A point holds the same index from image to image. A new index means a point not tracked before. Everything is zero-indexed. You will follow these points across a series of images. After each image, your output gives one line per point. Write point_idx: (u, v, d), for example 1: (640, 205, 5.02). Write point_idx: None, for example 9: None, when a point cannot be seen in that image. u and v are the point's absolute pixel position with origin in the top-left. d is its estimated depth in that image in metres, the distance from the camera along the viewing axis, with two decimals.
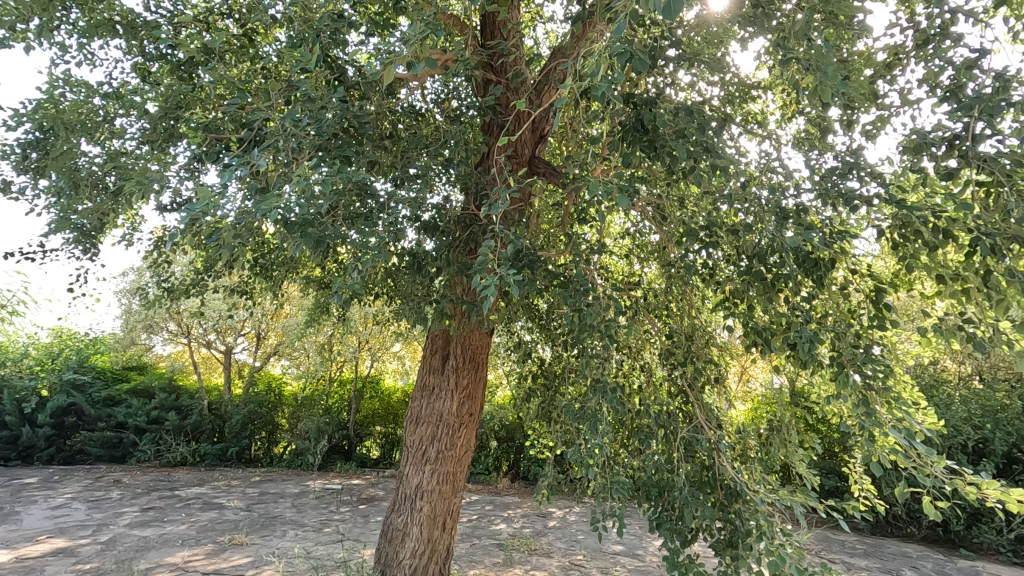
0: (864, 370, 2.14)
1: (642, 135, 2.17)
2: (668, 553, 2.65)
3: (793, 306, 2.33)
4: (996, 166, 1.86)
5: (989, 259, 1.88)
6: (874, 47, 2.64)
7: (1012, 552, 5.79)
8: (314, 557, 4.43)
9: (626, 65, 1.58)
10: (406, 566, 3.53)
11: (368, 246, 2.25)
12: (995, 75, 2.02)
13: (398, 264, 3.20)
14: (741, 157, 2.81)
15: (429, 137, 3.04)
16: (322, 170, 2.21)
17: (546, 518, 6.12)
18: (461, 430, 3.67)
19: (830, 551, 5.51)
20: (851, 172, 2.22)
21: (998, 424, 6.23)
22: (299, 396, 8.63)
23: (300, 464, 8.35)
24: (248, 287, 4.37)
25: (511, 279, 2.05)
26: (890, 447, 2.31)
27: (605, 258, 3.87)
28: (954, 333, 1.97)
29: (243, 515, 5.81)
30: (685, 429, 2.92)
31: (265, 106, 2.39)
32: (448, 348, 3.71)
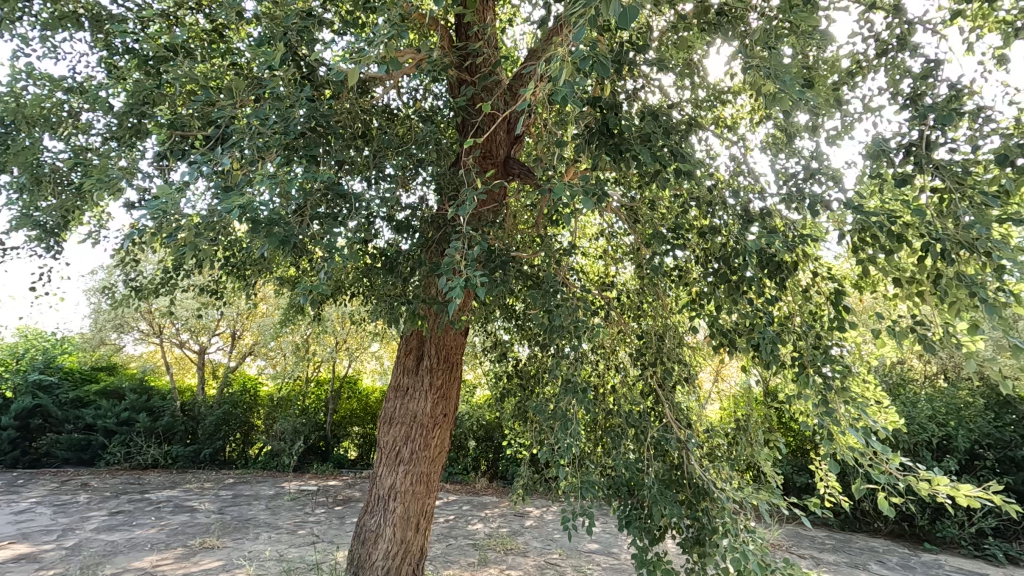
0: (823, 370, 2.21)
1: (608, 139, 2.17)
2: (637, 551, 2.70)
3: (757, 308, 2.38)
4: (948, 174, 1.94)
5: (940, 263, 1.95)
6: (840, 53, 2.70)
7: (973, 545, 5.99)
8: (286, 560, 4.38)
9: (590, 70, 1.59)
10: (379, 568, 3.51)
11: (337, 247, 2.25)
12: (949, 85, 2.10)
13: (372, 264, 3.19)
14: (710, 160, 2.86)
15: (402, 136, 3.03)
16: (291, 170, 2.20)
17: (522, 518, 6.14)
18: (435, 430, 3.66)
19: (800, 547, 5.63)
20: (814, 177, 2.28)
21: (961, 421, 6.40)
22: (275, 397, 8.50)
23: (275, 465, 8.25)
24: (220, 286, 4.30)
25: (478, 279, 2.05)
26: (849, 446, 2.38)
27: (580, 259, 3.90)
28: (907, 334, 2.04)
29: (215, 518, 5.71)
30: (656, 429, 2.95)
31: (230, 104, 2.36)
32: (423, 349, 3.71)
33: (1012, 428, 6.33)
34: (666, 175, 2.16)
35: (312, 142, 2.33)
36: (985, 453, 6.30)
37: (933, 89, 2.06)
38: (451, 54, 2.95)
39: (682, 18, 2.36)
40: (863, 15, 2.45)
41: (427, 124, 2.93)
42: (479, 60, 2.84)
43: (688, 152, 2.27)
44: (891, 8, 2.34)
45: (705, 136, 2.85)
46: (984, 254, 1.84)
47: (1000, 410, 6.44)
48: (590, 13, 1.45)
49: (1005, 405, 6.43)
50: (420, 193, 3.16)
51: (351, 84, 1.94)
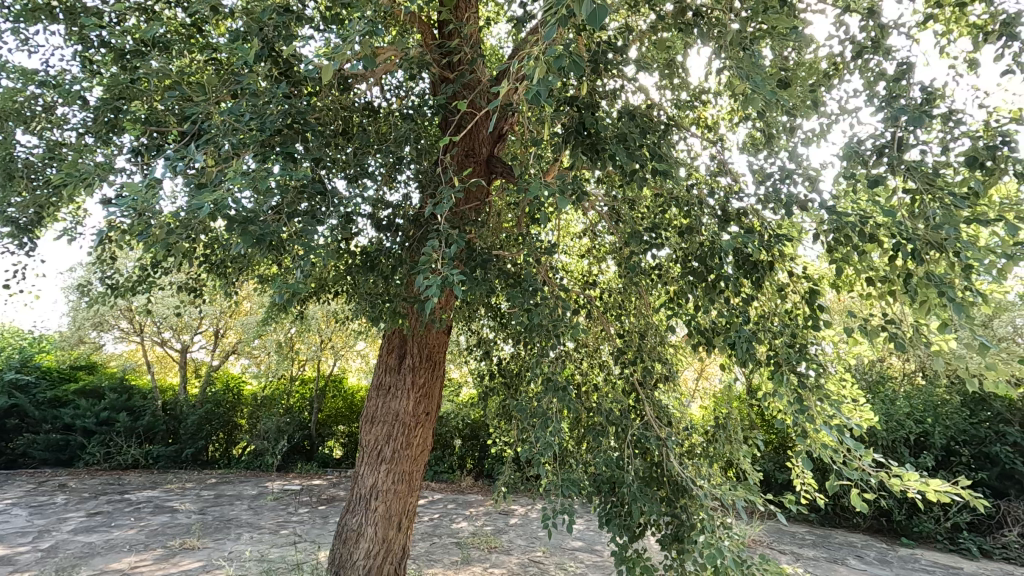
0: (798, 369, 2.24)
1: (584, 138, 2.17)
2: (616, 548, 2.72)
3: (734, 307, 2.40)
4: (919, 175, 1.98)
5: (910, 264, 1.99)
6: (818, 55, 2.74)
7: (949, 539, 6.12)
8: (267, 560, 4.35)
9: (563, 69, 1.58)
10: (360, 567, 3.49)
11: (312, 244, 2.22)
12: (922, 87, 2.12)
13: (353, 262, 3.17)
14: (690, 160, 2.89)
15: (382, 133, 3.00)
16: (266, 168, 2.17)
17: (507, 516, 6.16)
18: (417, 429, 3.65)
19: (780, 542, 5.70)
20: (790, 178, 2.30)
21: (938, 418, 6.52)
22: (258, 396, 8.40)
23: (259, 465, 8.19)
24: (201, 284, 4.24)
25: (456, 278, 2.04)
26: (822, 443, 2.41)
27: (564, 258, 3.92)
28: (878, 333, 2.08)
29: (196, 518, 5.64)
30: (636, 426, 2.97)
31: (204, 100, 2.32)
32: (405, 347, 3.69)
33: (987, 425, 6.45)
34: (643, 175, 2.17)
35: (288, 139, 2.30)
36: (961, 449, 6.42)
37: (905, 91, 2.10)
38: (433, 52, 2.95)
39: (661, 18, 2.38)
40: (838, 19, 2.49)
41: (407, 121, 2.92)
42: (461, 57, 2.83)
43: (666, 152, 2.30)
44: (864, 12, 2.38)
45: (685, 136, 2.88)
46: (952, 254, 1.88)
47: (975, 407, 6.56)
48: (562, 12, 1.46)
49: (981, 402, 6.55)
50: (402, 191, 3.15)
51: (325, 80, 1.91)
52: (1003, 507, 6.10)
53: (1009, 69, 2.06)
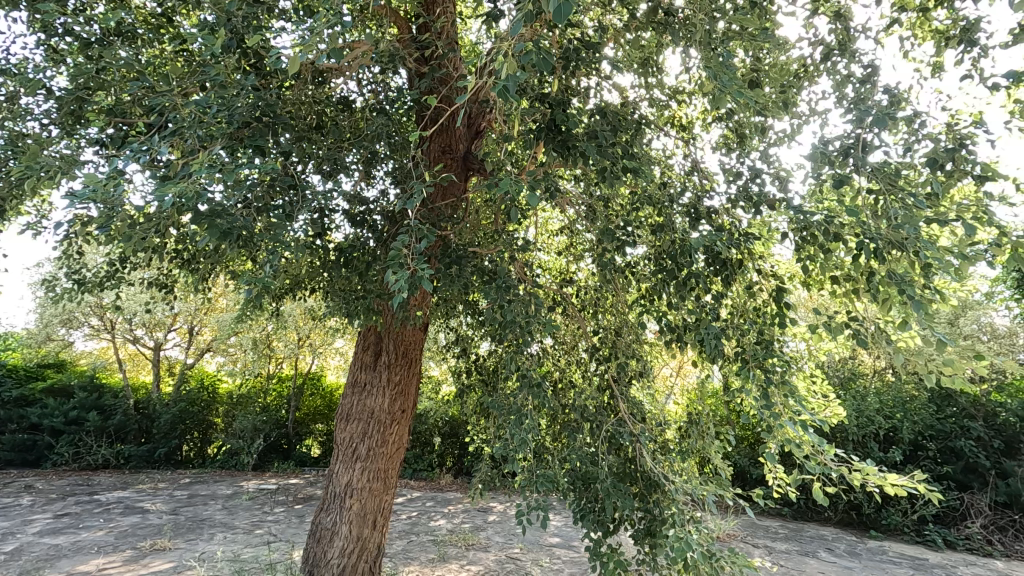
0: (765, 366, 2.28)
1: (556, 135, 2.17)
2: (590, 544, 2.75)
3: (704, 305, 2.44)
4: (882, 175, 2.03)
5: (873, 263, 2.05)
6: (791, 57, 2.77)
7: (915, 531, 6.29)
8: (240, 560, 4.29)
9: (533, 65, 1.57)
10: (334, 566, 3.47)
11: (281, 239, 2.19)
12: (887, 90, 2.18)
13: (327, 258, 3.14)
14: (664, 159, 2.92)
15: (356, 128, 2.97)
16: (233, 162, 2.14)
17: (485, 513, 6.16)
18: (393, 427, 3.63)
19: (754, 537, 5.79)
20: (759, 177, 2.34)
21: (906, 413, 6.69)
22: (234, 394, 8.23)
23: (234, 464, 8.07)
24: (172, 280, 4.14)
25: (426, 274, 2.03)
26: (788, 438, 2.46)
27: (541, 256, 3.92)
28: (841, 329, 2.13)
29: (168, 518, 5.54)
30: (610, 423, 2.99)
31: (169, 91, 2.26)
32: (381, 344, 3.67)
33: (953, 420, 6.65)
34: (615, 172, 2.18)
35: (258, 133, 2.26)
36: (928, 444, 6.60)
37: (869, 94, 2.15)
38: (407, 46, 2.92)
39: (634, 17, 2.40)
40: (807, 21, 2.55)
41: (381, 116, 2.89)
42: (437, 54, 2.83)
43: (639, 151, 2.32)
44: (832, 15, 2.44)
45: (661, 135, 2.91)
46: (912, 253, 1.94)
47: (942, 403, 6.75)
48: (530, 8, 1.46)
49: (946, 398, 6.75)
50: (378, 187, 3.11)
51: (293, 74, 1.82)
52: (966, 499, 6.31)
53: (969, 75, 2.13)
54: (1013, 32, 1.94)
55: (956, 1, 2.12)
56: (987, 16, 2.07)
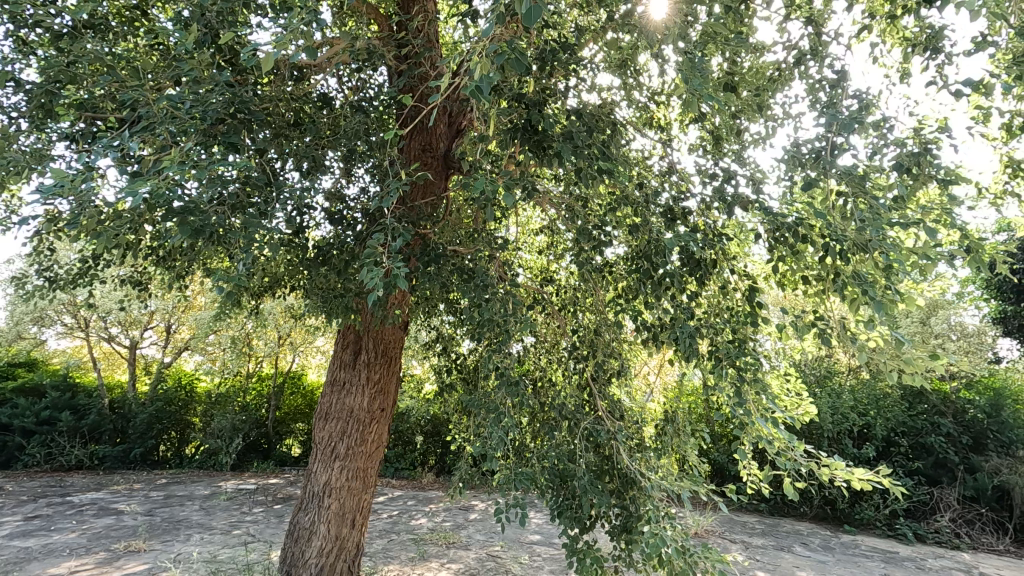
0: (737, 364, 2.32)
1: (532, 135, 2.19)
2: (567, 540, 2.77)
3: (679, 304, 2.48)
4: (850, 178, 2.08)
5: (839, 264, 2.11)
6: (766, 62, 2.82)
7: (887, 525, 6.44)
8: (216, 561, 4.25)
9: (505, 64, 1.59)
10: (312, 566, 3.45)
11: (254, 236, 2.16)
12: (857, 95, 2.24)
13: (304, 256, 3.12)
14: (643, 160, 2.96)
15: (333, 124, 2.94)
16: (206, 158, 2.11)
17: (467, 511, 6.17)
18: (372, 426, 3.62)
19: (732, 532, 5.88)
20: (734, 178, 2.38)
21: (879, 410, 6.85)
22: (212, 393, 8.08)
23: (212, 464, 7.95)
24: (147, 278, 4.07)
25: (401, 272, 2.03)
26: (759, 434, 2.52)
27: (522, 255, 3.94)
28: (809, 327, 2.20)
29: (143, 520, 5.45)
30: (588, 420, 3.01)
31: (140, 86, 2.22)
32: (360, 343, 3.65)
33: (924, 416, 6.84)
34: (590, 173, 2.20)
35: (232, 129, 2.24)
36: (900, 440, 6.76)
37: (840, 98, 2.19)
38: (386, 44, 2.90)
39: (612, 18, 2.43)
40: (782, 26, 2.61)
41: (359, 114, 2.87)
42: (415, 51, 2.82)
43: (615, 152, 2.35)
44: (805, 21, 2.49)
45: (640, 136, 2.95)
46: (876, 254, 2.00)
47: (913, 400, 6.94)
48: (503, 11, 1.49)
49: (918, 395, 6.93)
50: (359, 185, 3.09)
51: (266, 73, 1.75)
52: (935, 494, 6.47)
53: (934, 81, 2.19)
54: (976, 40, 2.00)
55: (923, 10, 2.18)
56: (951, 25, 2.14)
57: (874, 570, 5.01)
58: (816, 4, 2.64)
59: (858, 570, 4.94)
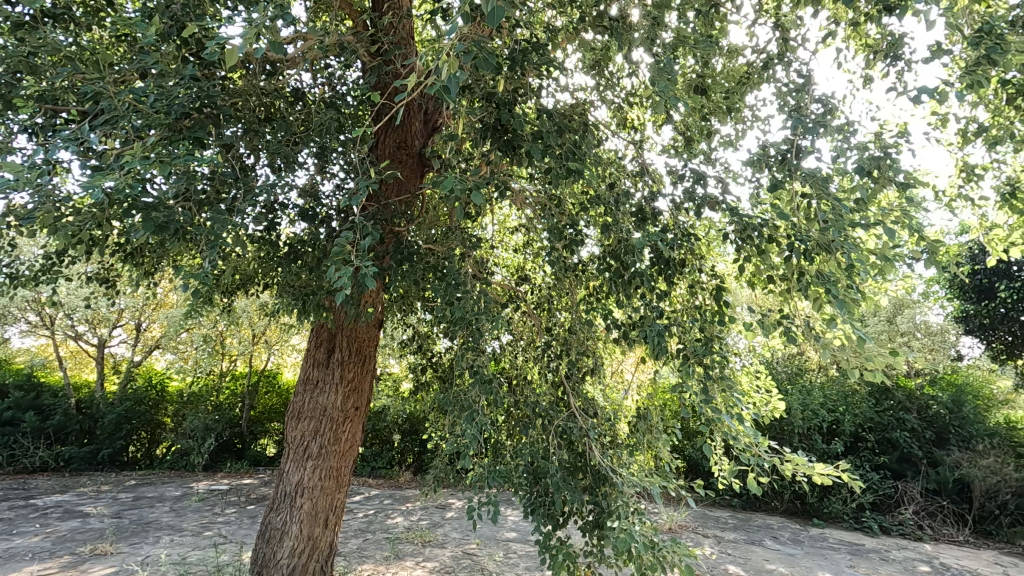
0: (704, 361, 2.37)
1: (502, 134, 2.19)
2: (540, 537, 2.79)
3: (647, 302, 2.51)
4: (813, 180, 2.14)
5: (802, 265, 2.16)
6: (737, 66, 2.87)
7: (854, 518, 6.62)
8: (186, 563, 4.17)
9: (472, 63, 1.59)
10: (283, 567, 3.42)
11: (221, 233, 2.12)
12: (822, 99, 2.29)
13: (276, 254, 3.09)
14: (617, 160, 2.99)
15: (305, 120, 2.90)
16: (170, 152, 2.06)
17: (444, 510, 6.16)
18: (345, 424, 3.59)
19: (705, 527, 5.98)
20: (704, 179, 2.41)
21: (848, 407, 7.03)
22: (184, 393, 7.91)
23: (184, 465, 7.80)
24: (114, 274, 3.97)
25: (370, 270, 2.02)
26: (726, 431, 2.57)
27: (498, 254, 3.94)
28: (773, 325, 2.25)
29: (110, 522, 5.32)
30: (562, 417, 3.03)
31: (101, 78, 2.17)
32: (333, 342, 3.61)
33: (890, 412, 7.04)
34: (560, 172, 2.22)
35: (198, 124, 2.20)
36: (867, 435, 6.96)
37: (805, 103, 2.25)
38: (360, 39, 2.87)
39: (584, 18, 2.46)
40: (750, 30, 2.68)
41: (330, 110, 2.83)
42: (390, 49, 2.81)
43: (586, 152, 2.37)
44: (773, 26, 2.55)
45: (613, 137, 2.98)
46: (837, 254, 2.06)
47: (880, 397, 7.15)
48: (470, 11, 1.50)
49: (884, 392, 7.15)
50: (335, 181, 3.01)
51: (230, 66, 1.72)
52: (900, 487, 6.67)
53: (894, 87, 2.25)
54: (932, 48, 2.06)
55: (882, 18, 2.25)
56: (909, 32, 2.21)
57: (840, 561, 5.14)
58: (782, 10, 2.71)
59: (825, 562, 5.07)
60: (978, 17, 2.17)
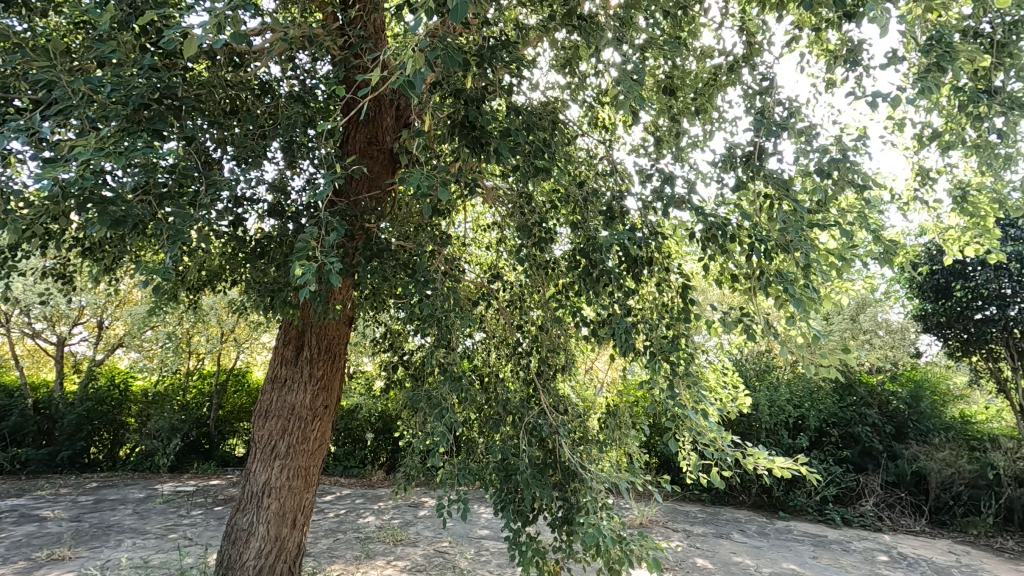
0: (670, 358, 2.41)
1: (470, 131, 2.19)
2: (509, 534, 2.79)
3: (615, 300, 2.54)
4: (776, 181, 2.19)
5: (763, 265, 2.21)
6: (706, 68, 2.91)
7: (818, 511, 6.81)
8: (147, 566, 4.06)
9: (436, 59, 1.58)
10: (250, 568, 3.36)
11: (181, 227, 2.06)
12: (787, 102, 2.35)
13: (242, 249, 3.02)
14: (589, 159, 3.01)
15: (272, 113, 2.84)
16: (128, 144, 2.00)
17: (416, 509, 6.12)
18: (314, 423, 3.54)
19: (675, 521, 6.08)
20: (673, 179, 2.44)
21: (813, 403, 7.23)
22: (149, 393, 7.70)
23: (148, 466, 7.57)
24: (71, 270, 3.83)
25: (335, 265, 1.99)
26: (691, 427, 2.61)
27: (470, 252, 3.93)
28: (737, 323, 2.30)
29: (69, 526, 5.15)
30: (532, 414, 3.03)
31: (55, 66, 2.08)
32: (302, 339, 3.55)
33: (852, 408, 7.27)
34: (529, 170, 2.23)
35: (158, 116, 2.14)
36: (831, 430, 7.18)
37: (768, 106, 2.30)
38: (330, 32, 2.82)
39: (555, 18, 2.47)
40: (719, 33, 2.72)
41: (298, 104, 2.78)
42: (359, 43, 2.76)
43: (555, 151, 2.38)
44: (740, 31, 2.61)
45: (585, 137, 3.00)
46: (796, 254, 2.11)
47: (844, 393, 7.37)
48: (435, 7, 1.50)
49: (847, 388, 7.39)
50: (305, 177, 2.95)
51: (188, 57, 1.66)
52: (862, 480, 6.89)
53: (853, 92, 2.32)
54: (888, 55, 2.12)
55: (843, 24, 2.31)
56: (867, 39, 2.27)
57: (804, 553, 5.29)
58: (748, 14, 2.78)
59: (789, 554, 5.21)
60: (931, 26, 2.25)
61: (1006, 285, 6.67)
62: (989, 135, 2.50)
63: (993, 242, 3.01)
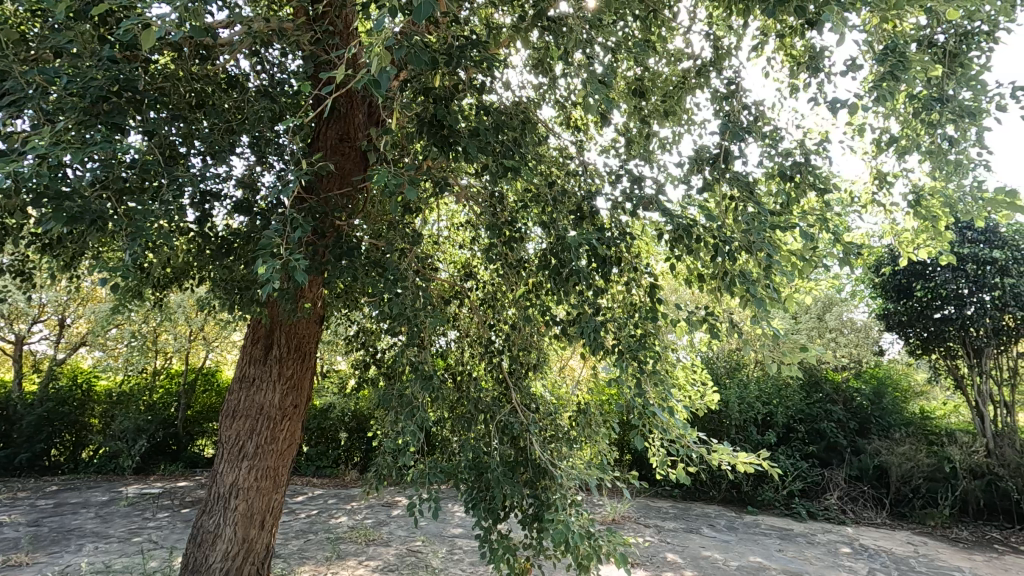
0: (638, 356, 2.44)
1: (439, 130, 2.18)
2: (479, 531, 2.79)
3: (584, 299, 2.57)
4: (740, 182, 2.24)
5: (727, 266, 2.26)
6: (677, 72, 2.95)
7: (785, 505, 7.00)
8: (109, 571, 3.95)
9: (402, 57, 1.58)
10: (216, 570, 3.31)
11: (141, 224, 2.00)
12: (752, 106, 2.40)
13: (208, 245, 2.96)
14: (560, 159, 3.03)
15: (240, 108, 2.78)
16: (84, 137, 1.93)
17: (389, 508, 6.08)
18: (283, 423, 3.49)
19: (646, 517, 6.17)
20: (643, 180, 2.47)
21: (781, 400, 7.40)
22: (113, 392, 7.50)
23: (112, 468, 7.36)
24: (29, 266, 3.71)
25: (300, 263, 1.97)
26: (658, 424, 2.66)
27: (443, 249, 3.92)
28: (702, 322, 2.35)
29: (26, 531, 4.98)
30: (503, 412, 3.04)
31: (8, 55, 2.01)
32: (271, 337, 3.49)
33: (818, 404, 7.48)
34: (499, 170, 2.24)
35: (118, 109, 2.07)
36: (797, 426, 7.37)
37: (735, 110, 2.34)
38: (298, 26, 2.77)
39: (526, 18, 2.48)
40: (687, 37, 2.76)
41: (266, 98, 2.74)
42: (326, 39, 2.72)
43: (525, 151, 2.40)
44: (708, 35, 2.65)
45: (557, 137, 3.02)
46: (758, 255, 2.17)
47: (810, 390, 7.57)
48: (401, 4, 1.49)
49: (814, 385, 7.59)
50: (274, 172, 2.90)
51: (145, 49, 1.58)
52: (826, 475, 7.09)
53: (816, 97, 2.38)
54: (848, 62, 2.19)
55: (806, 31, 2.38)
56: (829, 46, 2.34)
57: (770, 546, 5.43)
58: (717, 19, 2.83)
59: (756, 548, 5.33)
60: (888, 35, 2.33)
61: (963, 285, 6.92)
62: (943, 141, 2.60)
63: (946, 244, 3.13)
